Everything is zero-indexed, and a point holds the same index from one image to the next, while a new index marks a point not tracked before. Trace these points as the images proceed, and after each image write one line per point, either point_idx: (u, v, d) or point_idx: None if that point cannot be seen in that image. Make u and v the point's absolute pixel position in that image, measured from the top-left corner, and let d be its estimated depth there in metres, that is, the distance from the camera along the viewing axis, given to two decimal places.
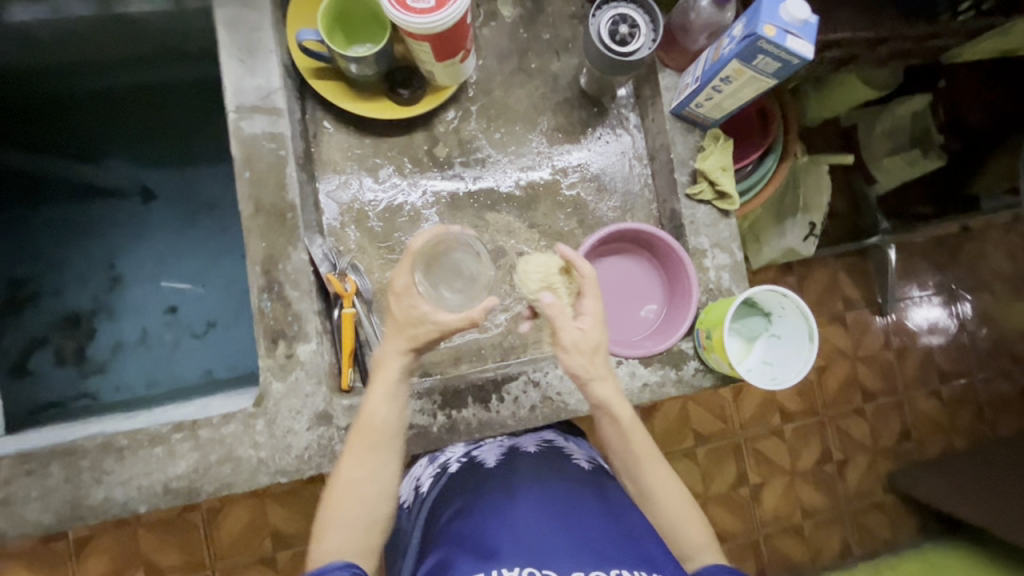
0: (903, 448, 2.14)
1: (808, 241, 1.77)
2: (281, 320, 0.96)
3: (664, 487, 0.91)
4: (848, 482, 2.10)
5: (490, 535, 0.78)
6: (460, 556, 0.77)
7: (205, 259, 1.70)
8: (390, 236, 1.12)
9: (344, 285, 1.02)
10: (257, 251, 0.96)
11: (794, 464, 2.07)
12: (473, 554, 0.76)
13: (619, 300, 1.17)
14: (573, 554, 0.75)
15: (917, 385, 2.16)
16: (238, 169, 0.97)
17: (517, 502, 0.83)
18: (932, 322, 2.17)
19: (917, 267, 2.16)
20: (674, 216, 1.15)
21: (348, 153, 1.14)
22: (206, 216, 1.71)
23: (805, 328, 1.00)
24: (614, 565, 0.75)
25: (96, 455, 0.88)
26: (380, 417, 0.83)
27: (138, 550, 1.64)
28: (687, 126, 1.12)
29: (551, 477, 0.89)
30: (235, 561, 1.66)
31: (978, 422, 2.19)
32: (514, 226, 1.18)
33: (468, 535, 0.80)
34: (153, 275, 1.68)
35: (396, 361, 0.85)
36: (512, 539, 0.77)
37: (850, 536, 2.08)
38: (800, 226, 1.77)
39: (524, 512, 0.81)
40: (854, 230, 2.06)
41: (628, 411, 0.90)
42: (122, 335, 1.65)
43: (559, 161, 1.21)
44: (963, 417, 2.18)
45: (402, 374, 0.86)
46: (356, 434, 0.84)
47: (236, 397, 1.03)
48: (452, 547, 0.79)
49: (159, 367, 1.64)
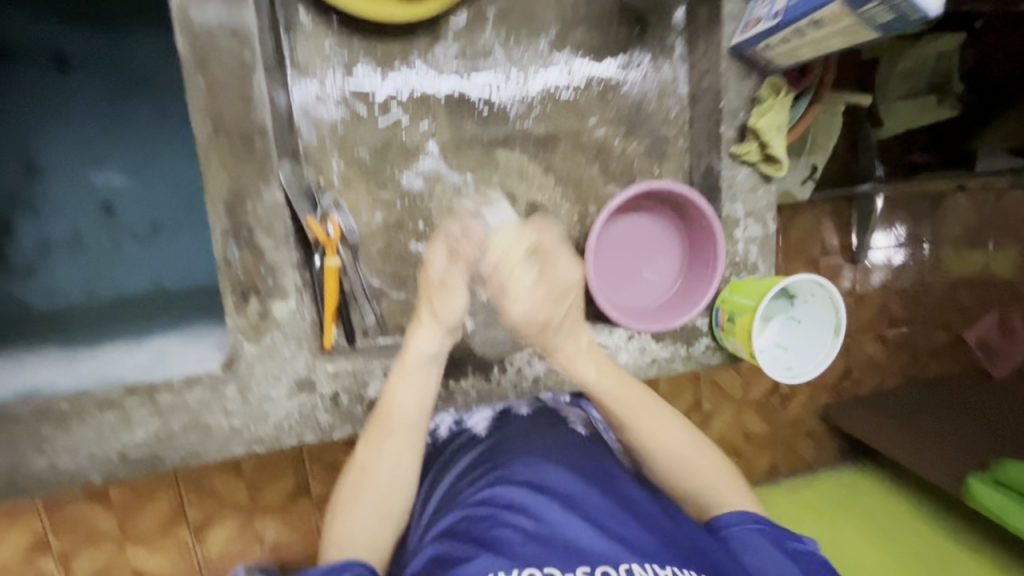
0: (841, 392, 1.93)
1: (807, 186, 1.44)
2: (252, 272, 0.82)
3: (661, 438, 0.81)
4: (788, 413, 1.86)
5: (490, 525, 0.66)
6: (461, 551, 0.64)
7: (142, 149, 1.38)
8: (381, 170, 0.94)
9: (326, 230, 0.85)
10: (220, 186, 0.81)
11: (745, 394, 1.79)
12: (475, 545, 0.65)
13: (635, 266, 1.05)
14: (578, 548, 0.63)
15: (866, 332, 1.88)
16: (188, 73, 0.78)
17: (521, 487, 0.71)
18: (891, 264, 1.83)
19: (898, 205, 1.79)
20: (709, 174, 1.03)
21: (330, 59, 0.91)
22: (138, 95, 1.38)
23: (832, 319, 0.95)
24: (623, 560, 0.63)
25: (33, 422, 0.77)
26: (396, 406, 0.78)
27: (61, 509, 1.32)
28: (744, 70, 0.98)
29: (548, 450, 0.78)
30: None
31: (910, 364, 1.95)
32: (526, 169, 1.01)
33: (466, 523, 0.68)
34: (80, 164, 1.36)
35: (423, 339, 0.79)
36: (515, 532, 0.65)
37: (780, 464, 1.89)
38: (801, 168, 1.44)
39: (527, 498, 0.69)
40: (847, 172, 1.60)
41: (592, 368, 0.81)
42: (49, 234, 1.35)
43: (578, 69, 1.01)
44: (899, 360, 1.93)
45: (426, 360, 0.79)
46: (375, 423, 0.79)
47: (200, 349, 0.91)
48: (452, 536, 0.67)
49: (98, 273, 1.36)
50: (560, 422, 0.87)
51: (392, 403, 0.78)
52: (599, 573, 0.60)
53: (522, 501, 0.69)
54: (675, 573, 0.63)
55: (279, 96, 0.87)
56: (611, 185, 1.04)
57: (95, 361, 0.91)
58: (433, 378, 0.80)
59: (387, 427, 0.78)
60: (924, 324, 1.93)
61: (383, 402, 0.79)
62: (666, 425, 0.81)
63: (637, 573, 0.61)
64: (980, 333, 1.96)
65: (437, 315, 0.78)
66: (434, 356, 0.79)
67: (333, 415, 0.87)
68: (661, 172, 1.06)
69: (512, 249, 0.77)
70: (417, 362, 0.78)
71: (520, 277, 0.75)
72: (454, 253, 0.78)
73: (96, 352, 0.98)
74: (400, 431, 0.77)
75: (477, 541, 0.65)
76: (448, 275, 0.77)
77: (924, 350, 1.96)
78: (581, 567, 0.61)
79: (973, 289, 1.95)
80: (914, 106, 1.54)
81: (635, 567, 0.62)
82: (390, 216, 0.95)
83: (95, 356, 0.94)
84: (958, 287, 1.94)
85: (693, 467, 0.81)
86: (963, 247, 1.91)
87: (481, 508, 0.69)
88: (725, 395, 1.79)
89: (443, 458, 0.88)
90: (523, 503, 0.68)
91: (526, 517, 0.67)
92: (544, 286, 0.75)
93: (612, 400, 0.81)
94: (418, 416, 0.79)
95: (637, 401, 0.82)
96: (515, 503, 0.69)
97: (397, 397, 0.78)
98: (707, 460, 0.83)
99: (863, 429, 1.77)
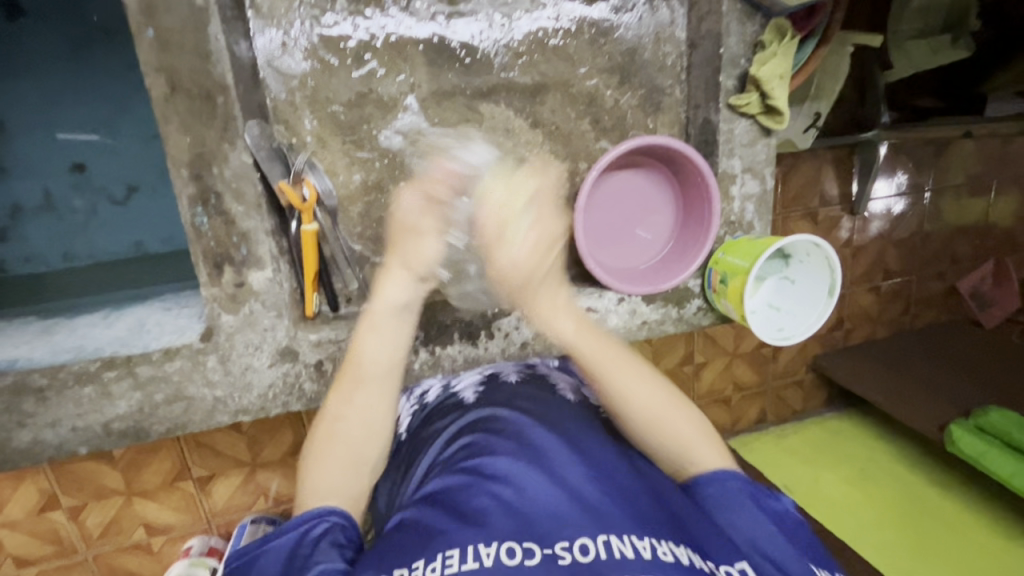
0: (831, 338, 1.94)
1: (809, 135, 1.37)
2: (225, 241, 0.79)
3: (638, 393, 0.80)
4: (779, 362, 1.88)
5: (470, 499, 0.66)
6: (439, 521, 0.64)
7: (111, 104, 1.30)
8: (357, 127, 0.88)
9: (300, 194, 0.80)
10: (182, 149, 0.76)
11: (736, 345, 1.80)
12: (452, 518, 0.64)
13: (627, 225, 1.02)
14: (559, 520, 0.62)
15: (861, 283, 1.86)
16: (137, 24, 0.71)
17: (503, 459, 0.71)
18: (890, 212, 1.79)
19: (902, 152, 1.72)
20: (706, 127, 0.97)
21: (295, 3, 0.83)
22: (100, 44, 1.29)
23: (827, 280, 0.93)
24: (602, 531, 0.60)
25: (11, 397, 0.76)
26: (366, 353, 0.79)
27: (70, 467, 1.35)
28: (747, 11, 0.93)
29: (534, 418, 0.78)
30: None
31: (901, 315, 1.96)
32: (513, 124, 0.95)
33: (447, 492, 0.68)
34: (46, 122, 1.28)
35: (397, 281, 0.79)
36: (495, 504, 0.64)
37: (768, 409, 1.92)
38: (804, 115, 1.37)
39: (511, 472, 0.69)
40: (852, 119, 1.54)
41: (570, 322, 0.80)
42: (19, 197, 1.29)
43: (566, 12, 0.94)
44: (893, 309, 1.94)
45: (399, 309, 0.79)
46: (345, 371, 0.80)
47: (179, 319, 0.88)
48: (432, 506, 0.67)
49: (77, 235, 1.34)
50: (547, 390, 0.87)
51: (361, 354, 0.79)
52: (579, 546, 0.58)
53: (505, 473, 0.69)
54: (655, 545, 0.60)
55: (241, 45, 0.79)
56: (603, 141, 0.99)
57: (71, 332, 0.89)
58: (404, 326, 0.80)
59: (360, 373, 0.78)
60: (920, 274, 1.92)
61: (353, 353, 0.80)
62: (640, 384, 0.80)
63: (616, 546, 0.59)
64: (974, 283, 1.97)
65: (408, 260, 0.79)
66: (406, 304, 0.80)
67: (318, 384, 0.86)
68: (656, 125, 1.00)
69: (511, 201, 0.79)
70: (388, 311, 0.78)
71: (514, 228, 0.77)
72: (428, 196, 0.79)
73: (75, 321, 0.96)
74: (366, 374, 0.79)
75: (456, 512, 0.64)
76: (419, 216, 0.78)
77: (917, 301, 1.96)
78: (559, 541, 0.59)
79: (971, 239, 1.94)
80: (925, 46, 1.43)
81: (614, 539, 0.59)
82: (369, 177, 0.90)
83: (73, 327, 0.92)
84: (956, 236, 1.92)
85: (668, 426, 0.79)
86: (965, 197, 1.87)
87: (464, 479, 0.69)
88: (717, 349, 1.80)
89: (428, 425, 0.86)
90: (505, 476, 0.68)
91: (507, 489, 0.66)
92: (535, 237, 0.77)
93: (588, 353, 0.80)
94: (389, 365, 0.80)
95: (612, 356, 0.81)
96: (497, 476, 0.68)
97: (365, 347, 0.79)
98: (689, 418, 0.80)
99: (845, 375, 1.79)
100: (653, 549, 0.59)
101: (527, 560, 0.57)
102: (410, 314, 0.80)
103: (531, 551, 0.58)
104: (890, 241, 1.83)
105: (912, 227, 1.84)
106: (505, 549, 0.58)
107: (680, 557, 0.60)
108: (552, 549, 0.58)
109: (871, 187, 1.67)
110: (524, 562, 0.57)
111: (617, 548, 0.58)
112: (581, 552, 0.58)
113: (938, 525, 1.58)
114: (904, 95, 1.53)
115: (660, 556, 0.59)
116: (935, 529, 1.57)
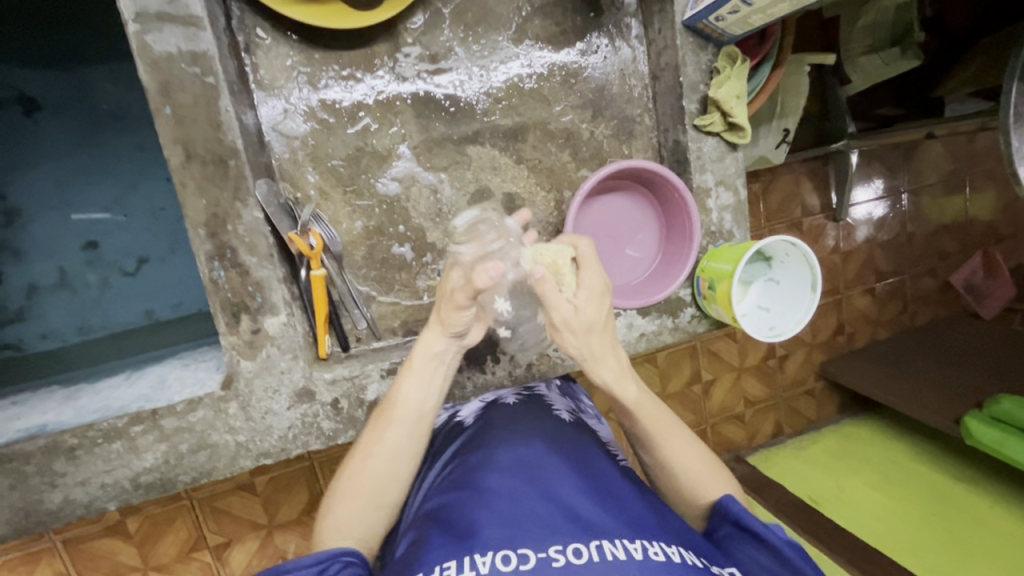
0: (837, 342, 1.96)
1: (781, 150, 1.47)
2: (239, 290, 0.84)
3: (665, 429, 0.83)
4: (787, 372, 1.92)
5: (467, 515, 0.68)
6: (437, 537, 0.67)
7: (122, 183, 1.40)
8: (356, 178, 0.96)
9: (308, 242, 0.87)
10: (198, 210, 0.82)
11: (742, 360, 1.84)
12: (449, 532, 0.67)
13: (617, 247, 1.08)
14: (553, 528, 0.65)
15: (854, 285, 1.92)
16: (154, 103, 0.79)
17: (497, 477, 0.74)
18: (873, 218, 1.87)
19: (873, 157, 1.81)
20: (677, 148, 1.05)
21: (293, 74, 0.92)
22: (111, 129, 1.39)
23: (809, 277, 0.96)
24: (594, 537, 0.63)
25: (42, 459, 0.79)
26: (403, 397, 0.80)
27: (85, 545, 1.36)
28: (700, 42, 1.00)
29: (527, 437, 0.82)
30: (212, 486, 1.40)
31: (899, 315, 2.02)
32: (499, 162, 1.03)
33: (447, 509, 0.72)
34: (61, 205, 1.36)
35: (431, 339, 0.82)
36: (490, 516, 0.67)
37: (782, 420, 1.95)
38: (774, 133, 1.46)
39: (505, 487, 0.72)
40: (820, 133, 1.66)
41: (614, 359, 0.83)
42: (37, 276, 1.35)
43: (537, 60, 1.03)
44: (890, 309, 2.00)
45: (436, 359, 0.82)
46: (382, 410, 0.82)
47: (199, 371, 0.92)
48: (433, 525, 0.70)
49: (90, 309, 1.38)
50: (544, 410, 0.90)
51: (398, 396, 0.81)
52: (572, 549, 0.61)
53: (499, 489, 0.72)
54: (646, 547, 0.63)
55: (247, 115, 0.88)
56: (584, 169, 1.06)
57: (96, 394, 0.93)
58: (440, 374, 0.83)
59: (390, 415, 0.80)
60: (910, 272, 1.99)
61: (391, 395, 0.82)
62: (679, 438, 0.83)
63: (608, 548, 0.62)
64: (965, 276, 2.03)
65: (444, 321, 0.81)
66: (440, 355, 0.83)
67: (336, 422, 0.89)
68: (630, 151, 1.09)
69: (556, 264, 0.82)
70: (424, 357, 0.81)
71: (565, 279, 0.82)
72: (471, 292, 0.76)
73: (98, 385, 1.00)
74: (387, 413, 0.80)
75: (453, 529, 0.67)
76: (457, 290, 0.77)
77: (912, 299, 2.02)
78: (552, 546, 0.62)
79: (954, 235, 2.01)
80: (878, 59, 1.50)
81: (606, 542, 0.62)
82: (370, 223, 0.96)
83: (95, 390, 0.96)
84: (938, 232, 1.98)
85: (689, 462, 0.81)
86: (942, 196, 1.95)
87: (459, 497, 0.72)
88: (722, 362, 1.83)
89: (432, 454, 0.90)
90: (499, 490, 0.71)
91: (503, 502, 0.70)
92: (586, 289, 0.79)
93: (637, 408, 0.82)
94: (424, 411, 0.82)
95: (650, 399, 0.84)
96: (491, 489, 0.72)
97: (403, 390, 0.81)
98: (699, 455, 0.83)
99: (853, 378, 1.81)
100: (645, 551, 0.62)
101: (522, 564, 0.60)
102: (446, 363, 0.83)
103: (526, 556, 0.61)
104: (875, 241, 1.90)
105: (893, 226, 1.91)
106: (501, 555, 0.61)
107: (672, 555, 0.63)
108: (546, 553, 0.61)
109: (850, 195, 1.76)
110: (519, 566, 0.59)
111: (610, 550, 0.61)
112: (574, 555, 0.60)
113: (970, 521, 1.54)
114: (865, 107, 1.68)
115: (651, 556, 0.62)
116: (965, 526, 1.53)
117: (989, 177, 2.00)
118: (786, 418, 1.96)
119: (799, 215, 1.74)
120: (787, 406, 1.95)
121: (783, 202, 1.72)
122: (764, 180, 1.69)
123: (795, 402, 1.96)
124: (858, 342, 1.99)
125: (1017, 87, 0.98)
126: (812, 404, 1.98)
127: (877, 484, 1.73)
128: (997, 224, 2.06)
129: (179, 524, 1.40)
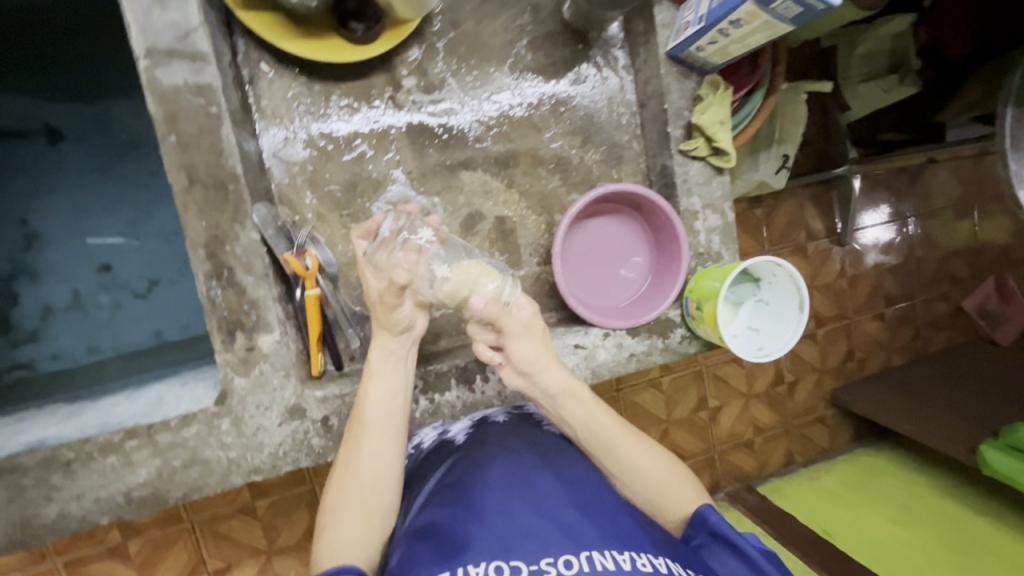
0: (846, 367, 1.92)
1: (781, 176, 1.49)
2: (236, 309, 0.87)
3: (641, 459, 0.82)
4: (796, 401, 1.89)
5: (459, 529, 0.69)
6: (430, 555, 0.67)
7: (136, 208, 1.46)
8: (352, 201, 1.00)
9: (304, 263, 0.90)
10: (198, 231, 0.86)
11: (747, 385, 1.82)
12: (441, 550, 0.67)
13: (609, 270, 1.10)
14: (544, 539, 0.66)
15: (859, 309, 1.90)
16: (161, 132, 0.84)
17: (488, 492, 0.74)
18: (882, 243, 1.87)
19: (872, 180, 1.81)
20: (664, 172, 1.08)
21: (294, 105, 0.98)
22: (129, 158, 1.46)
23: (796, 298, 0.97)
24: (585, 547, 0.65)
25: (40, 472, 0.81)
26: (377, 403, 0.79)
27: (85, 566, 1.36)
28: (684, 71, 1.03)
29: (516, 451, 0.82)
30: (213, 507, 1.41)
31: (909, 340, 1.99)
32: (491, 186, 1.06)
33: (438, 526, 0.71)
34: (79, 230, 1.43)
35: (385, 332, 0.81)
36: (483, 533, 0.68)
37: (790, 447, 1.92)
38: (773, 158, 1.48)
39: (495, 501, 0.72)
40: (821, 159, 1.68)
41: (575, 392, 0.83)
42: (52, 298, 1.41)
43: (528, 90, 1.08)
44: (899, 334, 1.97)
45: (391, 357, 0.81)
46: (354, 422, 0.80)
47: (196, 389, 0.95)
48: (425, 542, 0.70)
49: (100, 330, 1.43)
50: (532, 427, 0.89)
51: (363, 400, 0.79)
52: (563, 560, 0.63)
53: (492, 504, 0.72)
54: (635, 558, 0.65)
55: (248, 142, 0.93)
56: (573, 193, 1.10)
57: (96, 411, 0.95)
58: (399, 371, 0.82)
59: (383, 428, 0.79)
60: (919, 297, 1.97)
61: (359, 402, 0.80)
62: (647, 460, 0.82)
63: (598, 559, 0.64)
64: (978, 301, 2.00)
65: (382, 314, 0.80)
66: (397, 351, 0.82)
67: (326, 439, 0.91)
68: (619, 176, 1.12)
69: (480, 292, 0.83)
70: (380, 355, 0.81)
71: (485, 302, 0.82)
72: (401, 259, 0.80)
73: (100, 402, 1.02)
74: (386, 426, 0.79)
75: (446, 547, 0.67)
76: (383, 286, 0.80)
77: (922, 323, 1.99)
78: (544, 557, 0.64)
79: (962, 259, 1.99)
80: (876, 87, 1.52)
81: (596, 553, 0.65)
82: None
83: (97, 407, 0.98)
84: (946, 256, 1.97)
85: (667, 487, 0.83)
86: (949, 220, 1.94)
87: (452, 513, 0.72)
88: (726, 387, 1.81)
89: (422, 470, 0.88)
90: (492, 506, 0.71)
91: (496, 517, 0.70)
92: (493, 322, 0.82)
93: (601, 433, 0.82)
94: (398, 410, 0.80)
95: (612, 425, 0.83)
96: (483, 506, 0.72)
97: (368, 394, 0.80)
98: (681, 482, 0.84)
99: (864, 405, 1.79)
100: (634, 561, 0.65)
101: None
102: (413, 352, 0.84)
103: (518, 569, 0.62)
104: (878, 264, 1.89)
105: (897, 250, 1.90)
106: (494, 567, 0.63)
107: (658, 567, 0.65)
108: (538, 565, 0.63)
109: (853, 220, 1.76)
110: None
111: (599, 561, 0.64)
112: (565, 566, 0.62)
113: (986, 552, 1.49)
114: (868, 131, 1.71)
115: (638, 567, 0.64)
116: (990, 564, 1.46)
117: (995, 201, 1.99)
118: (794, 445, 1.92)
119: (803, 239, 1.75)
120: (797, 433, 1.91)
121: (782, 226, 1.73)
122: (763, 204, 1.70)
123: (803, 429, 1.92)
124: (868, 368, 1.96)
125: (1013, 113, 1.01)
126: (820, 430, 1.95)
127: (897, 518, 1.66)
128: (1007, 248, 2.04)
129: (177, 546, 1.40)
